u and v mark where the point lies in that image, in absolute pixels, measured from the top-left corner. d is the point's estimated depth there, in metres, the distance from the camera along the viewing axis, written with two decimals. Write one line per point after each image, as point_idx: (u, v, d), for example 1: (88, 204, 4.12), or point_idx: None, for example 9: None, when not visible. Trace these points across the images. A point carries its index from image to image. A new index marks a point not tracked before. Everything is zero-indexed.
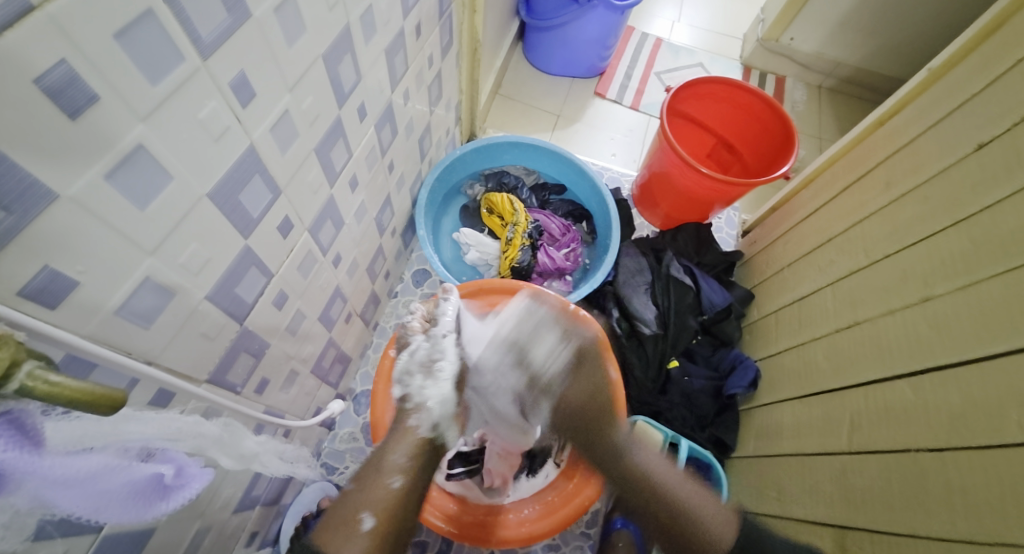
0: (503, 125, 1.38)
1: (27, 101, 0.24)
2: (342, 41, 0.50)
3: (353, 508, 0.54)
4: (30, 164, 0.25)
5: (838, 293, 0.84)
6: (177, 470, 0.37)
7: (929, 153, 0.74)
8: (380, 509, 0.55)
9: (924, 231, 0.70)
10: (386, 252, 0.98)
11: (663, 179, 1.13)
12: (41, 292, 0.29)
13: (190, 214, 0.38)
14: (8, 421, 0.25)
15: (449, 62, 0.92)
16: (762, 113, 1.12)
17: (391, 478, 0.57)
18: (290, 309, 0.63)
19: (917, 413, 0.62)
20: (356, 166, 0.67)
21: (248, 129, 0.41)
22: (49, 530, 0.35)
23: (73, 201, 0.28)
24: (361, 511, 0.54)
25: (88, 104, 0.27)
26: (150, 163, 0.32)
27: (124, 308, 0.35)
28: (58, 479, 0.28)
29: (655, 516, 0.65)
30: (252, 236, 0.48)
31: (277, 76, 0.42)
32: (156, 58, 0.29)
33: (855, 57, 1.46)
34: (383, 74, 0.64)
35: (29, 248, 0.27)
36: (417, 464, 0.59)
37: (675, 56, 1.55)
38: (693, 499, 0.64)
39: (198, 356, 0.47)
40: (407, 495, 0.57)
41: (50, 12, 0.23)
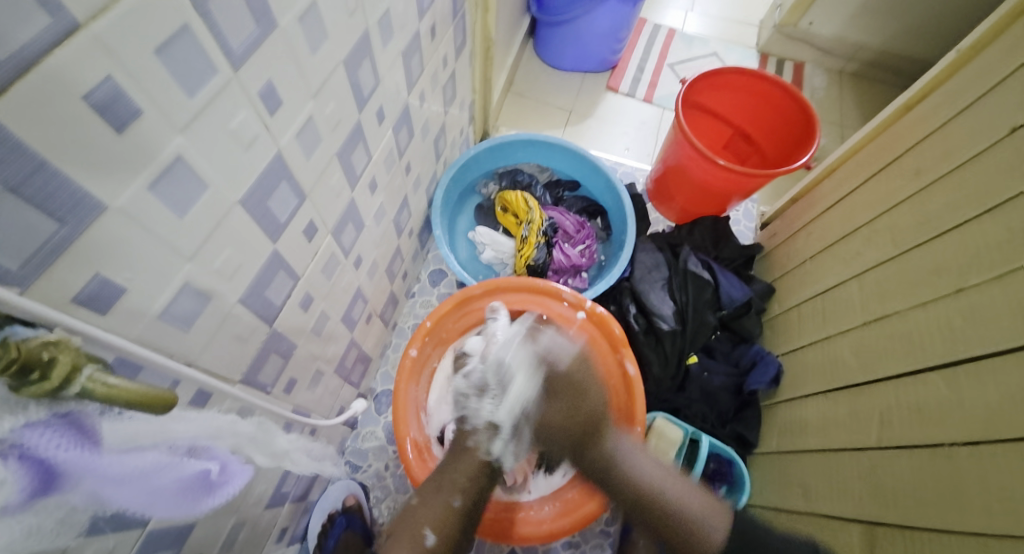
0: (516, 123, 1.39)
1: (78, 116, 0.25)
2: (361, 46, 0.51)
3: (416, 525, 0.63)
4: (80, 177, 0.27)
5: (865, 285, 0.83)
6: (222, 467, 0.40)
7: (960, 139, 0.73)
8: (440, 526, 0.63)
9: (957, 219, 0.69)
10: (404, 253, 1.00)
11: (678, 172, 1.12)
12: (92, 298, 0.31)
13: (224, 221, 0.39)
14: (69, 422, 0.27)
15: (462, 62, 0.93)
16: (780, 102, 1.11)
17: (452, 498, 0.66)
18: (315, 310, 0.64)
19: (953, 407, 0.61)
20: (376, 168, 0.68)
21: (275, 136, 0.42)
22: (100, 525, 0.37)
23: (120, 211, 0.30)
24: (423, 528, 0.63)
25: (133, 118, 0.28)
26: (188, 173, 0.34)
27: (165, 312, 0.37)
28: (114, 476, 0.30)
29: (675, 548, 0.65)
30: (280, 240, 0.49)
31: (302, 83, 0.43)
32: (192, 71, 0.31)
33: (877, 39, 1.43)
34: (400, 76, 0.65)
35: (81, 257, 0.29)
36: (473, 486, 0.67)
37: (688, 47, 1.54)
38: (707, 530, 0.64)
39: (231, 358, 0.48)
40: (462, 514, 0.65)
41: (95, 30, 0.24)
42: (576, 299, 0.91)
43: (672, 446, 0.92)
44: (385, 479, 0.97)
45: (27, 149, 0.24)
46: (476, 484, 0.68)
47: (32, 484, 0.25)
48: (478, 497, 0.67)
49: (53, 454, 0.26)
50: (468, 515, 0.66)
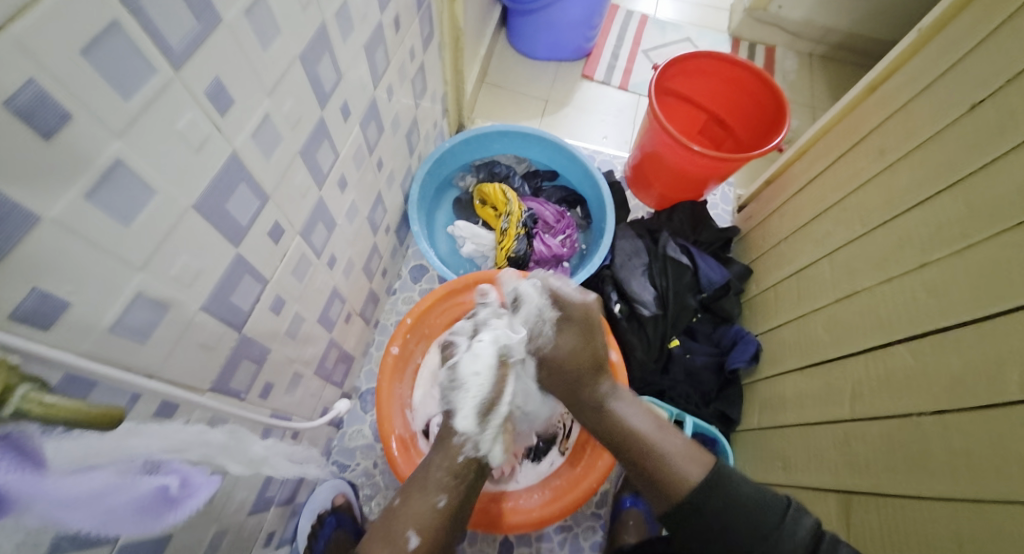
0: (492, 114, 1.37)
1: (1, 124, 0.24)
2: (318, 40, 0.50)
3: (400, 525, 0.58)
4: (8, 189, 0.25)
5: (835, 264, 0.84)
6: (181, 481, 0.39)
7: (921, 117, 0.74)
8: (424, 525, 0.59)
9: (919, 196, 0.70)
10: (382, 250, 0.99)
11: (654, 159, 1.12)
12: (33, 314, 0.29)
13: (177, 226, 0.38)
14: (9, 445, 0.25)
15: (431, 54, 0.91)
16: (752, 86, 1.11)
17: (437, 498, 0.61)
18: (288, 313, 0.63)
19: (919, 378, 0.62)
20: (344, 166, 0.67)
21: (229, 136, 0.41)
22: (64, 546, 0.36)
23: (56, 222, 0.28)
24: (407, 530, 0.58)
25: (62, 123, 0.27)
26: (131, 178, 0.32)
27: (119, 324, 0.36)
28: (64, 498, 0.28)
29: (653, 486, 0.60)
30: (243, 243, 0.48)
31: (255, 81, 0.41)
32: (127, 71, 0.29)
33: (844, 23, 1.44)
34: (363, 70, 0.63)
35: (17, 272, 0.27)
36: (460, 483, 0.63)
37: (662, 32, 1.54)
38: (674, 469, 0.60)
39: (198, 366, 0.47)
40: (449, 514, 0.61)
41: (14, 33, 0.23)
42: None
43: None
44: (373, 477, 0.97)
45: None
46: (462, 483, 0.64)
47: None
48: (464, 496, 0.63)
49: None
50: (456, 514, 0.62)
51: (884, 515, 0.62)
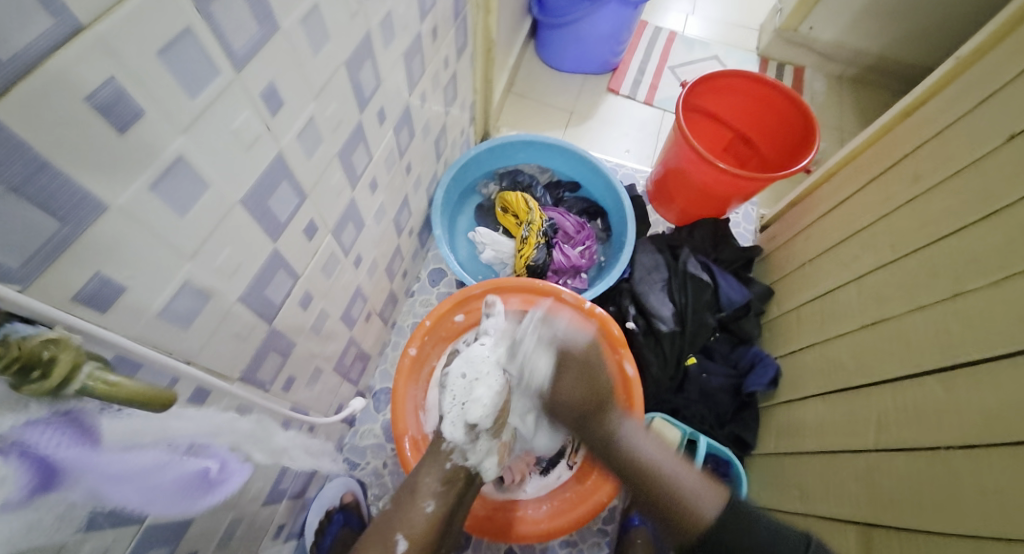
0: (517, 123, 1.39)
1: (82, 117, 0.26)
2: (363, 47, 0.52)
3: (390, 530, 0.59)
4: (82, 177, 0.27)
5: (863, 289, 0.83)
6: (221, 466, 0.41)
7: (959, 146, 0.73)
8: (414, 532, 0.59)
9: (956, 224, 0.69)
10: (404, 252, 1.00)
11: (678, 175, 1.12)
12: (93, 296, 0.31)
13: (224, 220, 0.40)
14: (70, 420, 0.27)
15: (464, 62, 0.93)
16: (780, 105, 1.11)
17: (426, 503, 0.62)
18: (315, 309, 0.65)
19: (950, 413, 0.62)
20: (376, 168, 0.68)
21: (276, 136, 0.42)
22: (99, 520, 0.38)
23: (121, 211, 0.30)
24: (396, 533, 0.59)
25: (135, 119, 0.29)
26: (189, 174, 0.34)
27: (165, 310, 0.37)
28: (113, 474, 0.30)
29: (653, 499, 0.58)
30: (280, 239, 0.49)
31: (303, 84, 0.43)
32: (195, 72, 0.31)
33: (876, 45, 1.43)
34: (401, 77, 0.65)
35: (81, 256, 0.29)
36: (449, 492, 0.63)
37: (690, 49, 1.54)
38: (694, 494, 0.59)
39: (230, 355, 0.49)
40: (439, 521, 0.61)
41: (99, 31, 0.25)
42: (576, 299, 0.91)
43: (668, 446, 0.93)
44: (383, 477, 0.98)
45: (28, 150, 0.24)
46: (452, 491, 0.64)
47: (32, 481, 0.25)
48: (455, 502, 0.63)
49: (54, 452, 0.26)
50: (443, 523, 0.61)
51: (909, 551, 0.61)
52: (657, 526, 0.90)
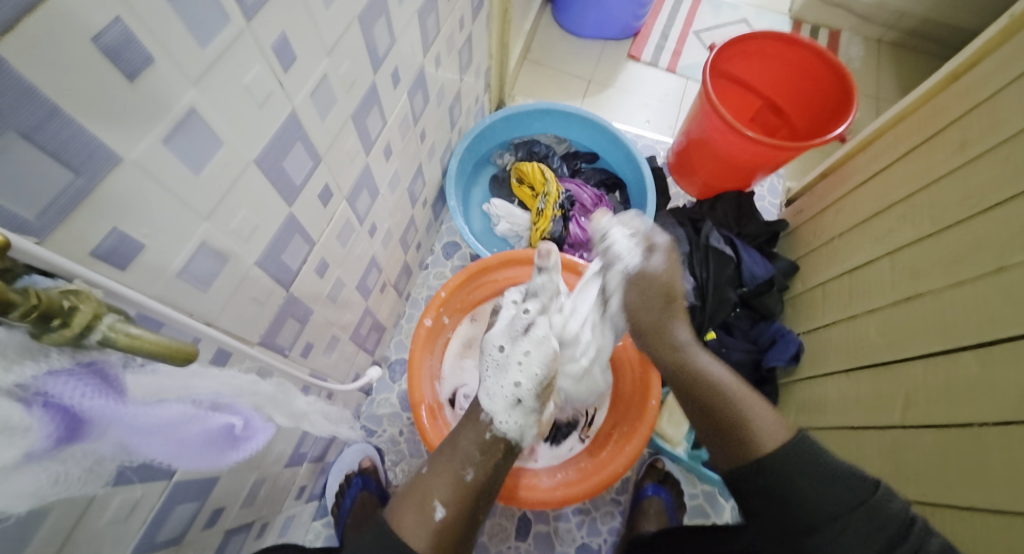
0: (533, 92, 1.35)
1: (91, 62, 0.25)
2: (377, 2, 0.50)
3: (425, 493, 0.60)
4: (94, 127, 0.26)
5: (897, 264, 0.80)
6: (245, 423, 0.41)
7: (1010, 110, 0.69)
8: (450, 499, 0.60)
9: (1002, 195, 0.66)
10: (418, 222, 0.99)
11: (702, 145, 1.09)
12: (112, 252, 0.31)
13: (239, 180, 0.39)
14: (92, 371, 0.27)
15: (479, 24, 0.90)
16: (816, 71, 1.06)
17: (464, 471, 0.64)
18: (331, 277, 0.65)
19: (983, 389, 0.60)
20: (390, 134, 0.67)
21: (290, 94, 0.41)
22: (127, 475, 0.39)
23: (135, 164, 0.29)
24: (435, 497, 0.60)
25: (145, 66, 0.28)
26: (203, 130, 0.33)
27: (184, 271, 0.37)
28: (140, 426, 0.31)
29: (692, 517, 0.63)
30: (295, 203, 0.49)
31: (316, 38, 0.42)
32: (205, 20, 0.30)
33: (919, 6, 1.35)
34: (416, 38, 0.63)
35: (97, 210, 0.29)
36: (487, 461, 0.66)
37: (716, 12, 1.48)
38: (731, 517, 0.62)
39: (249, 320, 0.49)
40: (474, 488, 0.64)
41: None
42: None
43: (684, 421, 0.92)
44: (399, 444, 0.99)
45: (38, 94, 0.23)
46: (491, 458, 0.67)
47: (58, 431, 0.25)
48: (494, 471, 0.67)
49: (78, 402, 0.26)
50: (482, 490, 0.64)
51: (931, 527, 0.61)
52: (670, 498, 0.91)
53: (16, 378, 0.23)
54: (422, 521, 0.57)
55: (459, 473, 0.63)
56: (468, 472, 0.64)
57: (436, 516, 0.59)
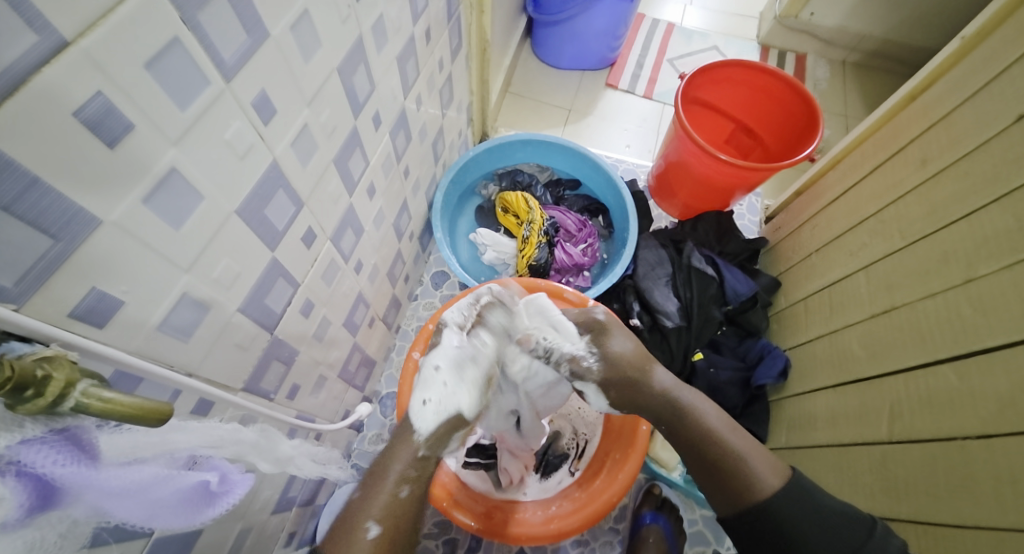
0: (515, 123, 1.39)
1: (71, 133, 0.26)
2: (356, 51, 0.51)
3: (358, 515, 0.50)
4: (75, 194, 0.27)
5: (872, 277, 0.82)
6: (222, 478, 0.40)
7: (966, 128, 0.72)
8: (389, 516, 0.50)
9: (965, 209, 0.68)
10: (405, 255, 1.00)
11: (679, 168, 1.12)
12: (90, 312, 0.31)
13: (221, 231, 0.39)
14: (67, 438, 0.27)
15: (459, 63, 0.93)
16: (783, 95, 1.10)
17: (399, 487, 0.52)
18: (317, 316, 0.65)
19: (964, 400, 0.61)
20: (374, 173, 0.68)
21: (271, 145, 0.42)
22: (104, 536, 0.38)
23: (115, 225, 0.30)
24: (365, 519, 0.49)
25: (125, 132, 0.28)
26: (183, 186, 0.34)
27: (164, 324, 0.37)
28: (114, 489, 0.30)
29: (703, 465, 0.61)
30: (278, 247, 0.49)
31: (297, 91, 0.43)
32: (184, 85, 0.31)
33: (878, 29, 1.42)
34: (396, 81, 0.65)
35: (77, 272, 0.29)
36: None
37: (688, 41, 1.53)
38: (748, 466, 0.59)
39: (233, 366, 0.49)
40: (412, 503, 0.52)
41: (84, 46, 0.25)
42: (578, 299, 0.90)
43: None
44: None
45: (18, 167, 0.24)
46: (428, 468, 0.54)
47: (27, 501, 0.25)
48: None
49: (50, 470, 0.26)
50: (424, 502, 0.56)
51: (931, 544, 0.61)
52: (668, 524, 0.90)
53: None
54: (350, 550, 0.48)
55: (394, 494, 0.51)
56: (403, 488, 0.52)
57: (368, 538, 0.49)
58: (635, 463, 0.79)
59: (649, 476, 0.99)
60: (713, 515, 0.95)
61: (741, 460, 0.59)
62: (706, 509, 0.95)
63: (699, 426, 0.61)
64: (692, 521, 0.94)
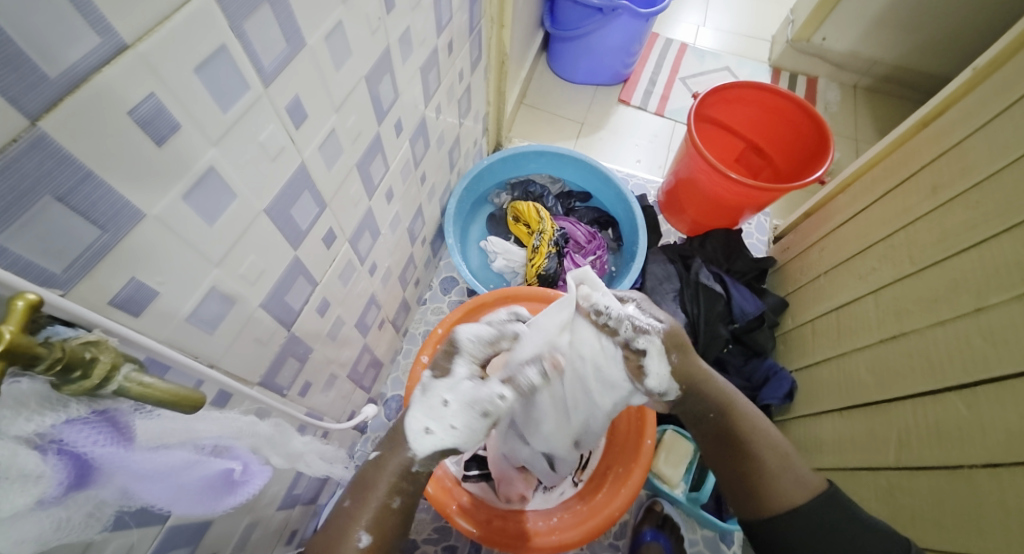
0: (528, 134, 1.41)
1: (124, 131, 0.27)
2: (383, 61, 0.53)
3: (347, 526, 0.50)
4: (123, 188, 0.29)
5: (881, 302, 0.83)
6: (244, 467, 0.41)
7: (978, 158, 0.73)
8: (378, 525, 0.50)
9: (975, 238, 0.69)
10: (417, 260, 1.01)
11: (690, 185, 1.13)
12: (128, 301, 0.32)
13: (250, 228, 0.41)
14: (105, 419, 0.29)
15: (478, 75, 0.95)
16: (794, 117, 1.11)
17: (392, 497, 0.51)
18: (331, 315, 0.66)
19: (973, 432, 0.61)
20: (392, 179, 0.70)
21: (300, 147, 0.44)
22: (124, 520, 0.39)
23: (157, 219, 0.32)
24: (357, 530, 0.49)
25: (172, 132, 0.30)
26: (219, 184, 0.36)
27: (193, 315, 0.38)
28: (145, 472, 0.31)
29: (730, 468, 0.61)
30: (301, 247, 0.51)
31: (326, 97, 0.45)
32: (227, 89, 0.33)
33: (891, 55, 1.43)
34: (418, 90, 0.67)
35: (119, 262, 0.30)
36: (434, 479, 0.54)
37: (701, 60, 1.56)
38: (776, 473, 0.59)
39: (251, 361, 0.50)
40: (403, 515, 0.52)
41: (141, 51, 0.26)
42: None
43: (680, 459, 0.94)
44: None
45: (75, 161, 0.25)
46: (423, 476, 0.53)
47: (65, 478, 0.26)
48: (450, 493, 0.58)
49: (89, 449, 0.27)
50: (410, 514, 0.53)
51: None
52: (669, 543, 0.90)
53: (36, 427, 0.25)
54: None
55: (384, 503, 0.51)
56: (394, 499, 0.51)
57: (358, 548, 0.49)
58: (638, 477, 0.80)
59: (650, 492, 0.99)
60: (715, 535, 0.95)
61: (774, 464, 0.59)
62: (708, 529, 0.95)
63: (745, 423, 0.62)
64: (693, 540, 0.94)
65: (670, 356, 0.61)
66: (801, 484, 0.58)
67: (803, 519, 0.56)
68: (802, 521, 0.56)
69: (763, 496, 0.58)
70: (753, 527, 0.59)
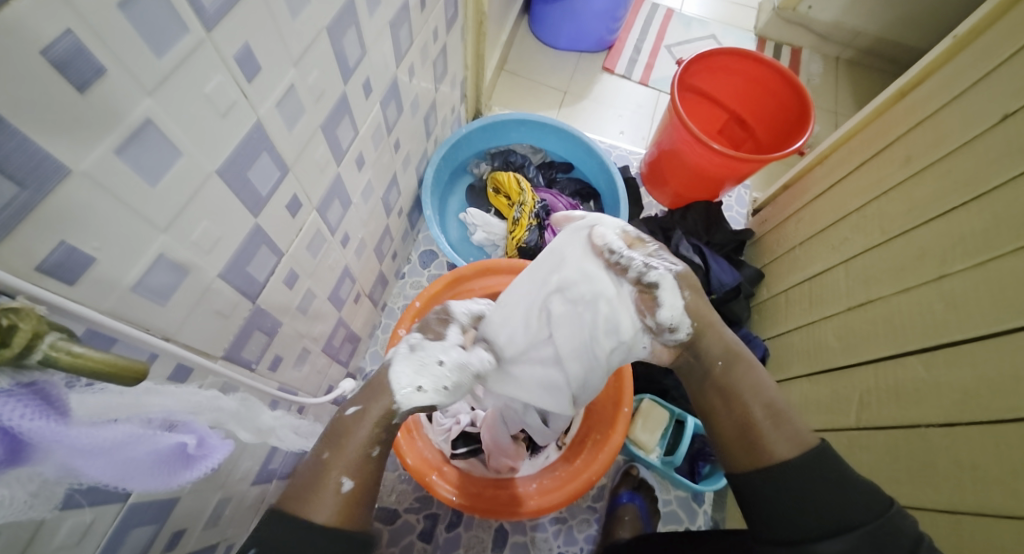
0: (509, 103, 1.37)
1: (39, 73, 0.24)
2: (347, 14, 0.49)
3: (326, 472, 0.46)
4: (42, 139, 0.25)
5: (851, 272, 0.83)
6: (199, 441, 0.38)
7: (951, 126, 0.72)
8: (359, 472, 0.47)
9: (944, 206, 0.69)
10: (393, 232, 0.99)
11: (673, 157, 1.11)
12: (60, 266, 0.30)
13: (200, 191, 0.38)
14: (33, 392, 0.26)
15: (454, 36, 0.91)
16: (777, 88, 1.10)
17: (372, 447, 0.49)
18: (301, 288, 0.63)
19: (929, 391, 0.62)
20: (363, 144, 0.67)
21: (255, 104, 0.41)
22: (76, 499, 0.37)
23: (86, 176, 0.29)
24: (338, 474, 0.46)
25: (96, 77, 0.27)
26: (159, 139, 0.32)
27: (140, 284, 0.36)
28: (86, 447, 0.29)
29: (725, 422, 0.56)
30: (262, 214, 0.48)
31: (282, 49, 0.41)
32: (162, 31, 0.29)
33: (873, 26, 1.42)
34: (388, 49, 0.63)
35: (46, 224, 0.28)
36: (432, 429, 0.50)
37: (686, 28, 1.52)
38: (768, 429, 0.53)
39: (213, 334, 0.47)
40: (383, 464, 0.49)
41: None
42: None
43: (658, 426, 0.95)
44: None
45: None
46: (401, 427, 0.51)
47: None
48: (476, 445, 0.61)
49: (17, 423, 0.25)
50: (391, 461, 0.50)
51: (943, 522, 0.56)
52: (644, 504, 0.91)
53: None
54: (324, 507, 0.44)
55: (366, 449, 0.48)
56: (376, 446, 0.49)
57: (340, 493, 0.45)
58: (616, 442, 0.80)
59: (627, 457, 1.00)
60: (687, 496, 0.97)
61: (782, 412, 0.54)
62: (681, 490, 0.97)
63: (747, 378, 0.58)
64: (666, 501, 0.96)
65: (683, 293, 0.60)
66: (794, 438, 0.53)
67: (796, 473, 0.50)
68: (795, 475, 0.50)
69: (752, 450, 0.53)
70: (742, 482, 0.53)
